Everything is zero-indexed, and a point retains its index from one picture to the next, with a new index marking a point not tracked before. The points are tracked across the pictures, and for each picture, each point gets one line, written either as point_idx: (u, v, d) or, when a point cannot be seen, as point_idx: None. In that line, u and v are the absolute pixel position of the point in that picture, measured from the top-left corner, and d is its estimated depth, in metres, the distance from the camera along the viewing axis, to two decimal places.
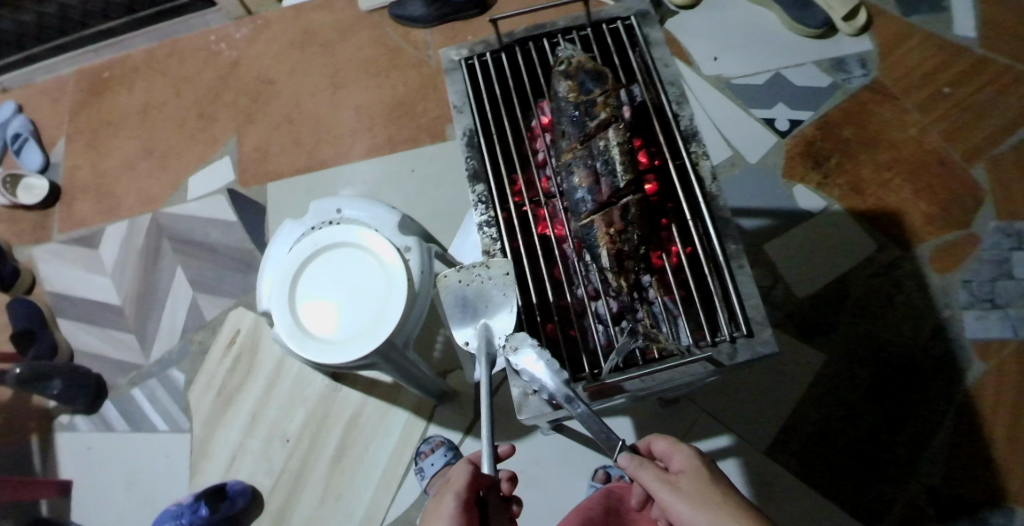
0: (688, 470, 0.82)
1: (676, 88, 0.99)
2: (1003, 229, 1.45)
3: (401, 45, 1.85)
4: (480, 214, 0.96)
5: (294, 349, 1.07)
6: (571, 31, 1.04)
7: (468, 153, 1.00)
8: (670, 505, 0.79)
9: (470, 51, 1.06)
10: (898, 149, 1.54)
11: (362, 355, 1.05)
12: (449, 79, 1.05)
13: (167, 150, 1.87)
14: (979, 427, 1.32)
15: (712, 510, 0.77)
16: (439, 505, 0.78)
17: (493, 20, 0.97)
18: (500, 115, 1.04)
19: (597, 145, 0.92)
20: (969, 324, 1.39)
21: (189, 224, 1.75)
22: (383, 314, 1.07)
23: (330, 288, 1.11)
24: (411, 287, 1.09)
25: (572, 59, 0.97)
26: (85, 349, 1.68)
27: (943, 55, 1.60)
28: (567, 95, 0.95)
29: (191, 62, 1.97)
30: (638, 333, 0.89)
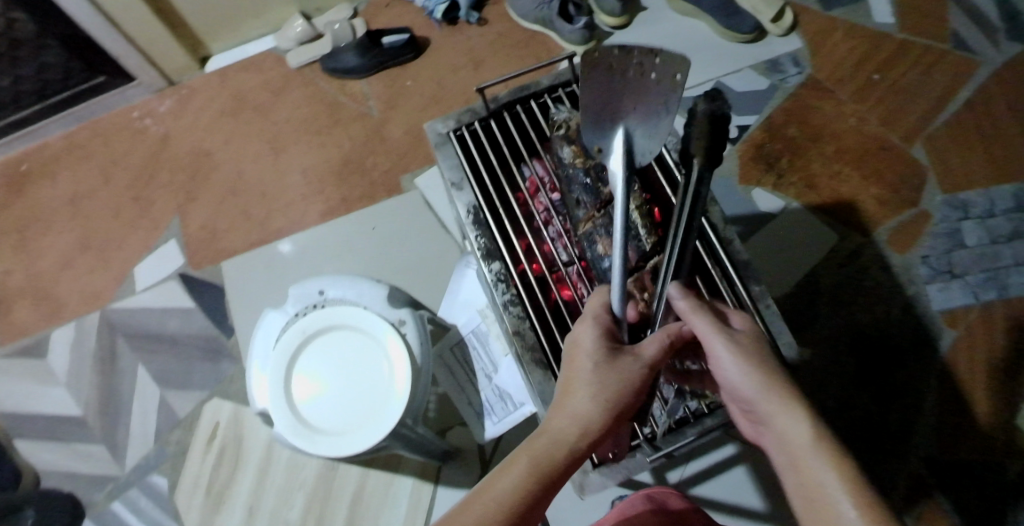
0: (747, 334, 0.84)
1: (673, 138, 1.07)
2: (948, 201, 1.53)
3: (339, 99, 1.81)
4: (502, 294, 0.95)
5: (303, 449, 1.01)
6: (557, 89, 1.07)
7: (478, 232, 0.99)
8: (730, 355, 0.80)
9: (457, 121, 1.06)
10: (843, 138, 1.61)
11: (377, 441, 0.99)
12: (441, 153, 1.03)
13: (105, 240, 1.75)
14: (961, 392, 1.38)
15: (759, 373, 0.79)
16: (618, 358, 0.79)
17: (481, 90, 0.99)
18: (500, 186, 1.05)
19: (616, 212, 0.95)
20: (934, 296, 1.46)
21: (142, 317, 1.64)
22: (390, 393, 1.02)
23: (327, 374, 1.06)
24: (415, 361, 1.05)
25: (571, 122, 1.00)
26: (51, 468, 1.56)
27: (868, 43, 1.69)
28: (574, 161, 0.98)
29: (116, 142, 1.85)
30: (683, 391, 0.96)
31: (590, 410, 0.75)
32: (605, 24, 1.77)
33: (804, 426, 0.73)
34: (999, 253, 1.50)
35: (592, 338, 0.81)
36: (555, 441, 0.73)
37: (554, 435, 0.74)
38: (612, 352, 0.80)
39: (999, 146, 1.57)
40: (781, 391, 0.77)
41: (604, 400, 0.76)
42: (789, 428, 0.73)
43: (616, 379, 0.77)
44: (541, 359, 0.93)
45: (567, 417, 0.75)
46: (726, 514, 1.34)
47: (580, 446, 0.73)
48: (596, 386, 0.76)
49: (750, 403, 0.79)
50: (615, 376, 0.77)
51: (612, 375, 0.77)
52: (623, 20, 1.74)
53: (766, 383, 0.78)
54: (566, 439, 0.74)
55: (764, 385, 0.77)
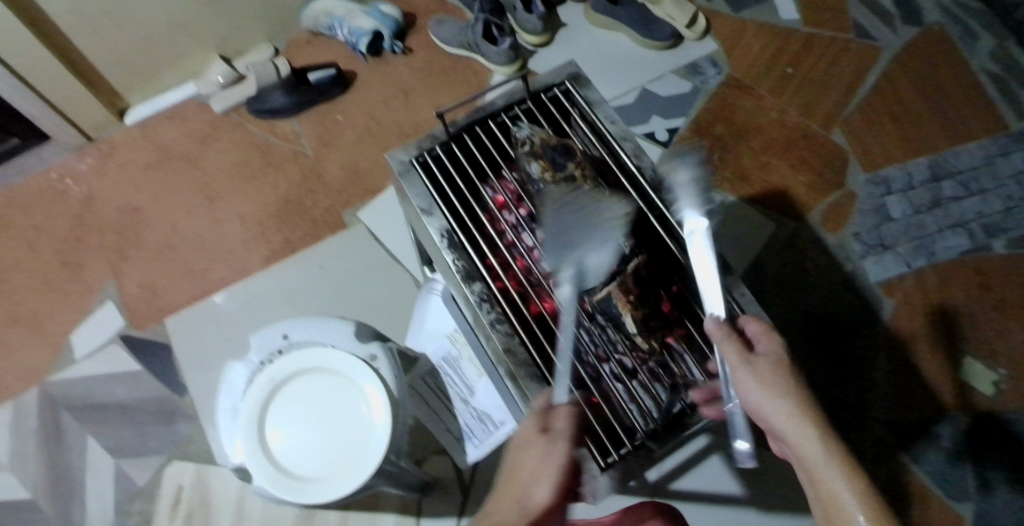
0: (773, 359, 0.81)
1: (630, 142, 1.04)
2: (870, 180, 1.63)
3: (271, 140, 1.78)
4: (488, 313, 0.94)
5: (287, 500, 0.96)
6: (513, 107, 1.07)
7: (454, 255, 0.97)
8: (761, 388, 0.79)
9: (418, 148, 1.05)
10: (767, 131, 1.70)
11: (365, 480, 0.95)
12: (407, 182, 1.02)
13: (34, 311, 1.64)
14: (906, 354, 1.46)
15: (784, 402, 0.77)
16: (551, 441, 0.77)
17: (441, 114, 0.97)
18: (469, 206, 1.03)
19: None
20: (870, 269, 1.55)
21: (85, 387, 1.55)
22: (370, 431, 0.98)
23: (303, 422, 1.01)
24: (392, 394, 1.01)
25: (534, 138, 1.00)
26: None
27: (777, 40, 1.80)
28: (542, 174, 0.97)
29: (35, 207, 1.75)
30: (679, 387, 0.92)
31: (529, 501, 0.74)
32: (528, 43, 1.84)
33: (819, 449, 0.74)
34: (924, 221, 1.59)
35: (531, 426, 0.79)
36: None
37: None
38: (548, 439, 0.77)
39: (907, 123, 1.69)
40: (815, 424, 0.76)
41: (544, 489, 0.74)
42: (821, 469, 0.73)
43: (553, 468, 0.75)
44: (536, 372, 0.91)
45: (509, 505, 0.74)
46: (708, 504, 1.36)
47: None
48: (530, 471, 0.76)
49: (774, 429, 0.79)
50: (553, 465, 0.76)
51: (541, 458, 0.76)
52: (544, 39, 1.81)
53: (801, 413, 0.77)
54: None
55: (798, 416, 0.76)
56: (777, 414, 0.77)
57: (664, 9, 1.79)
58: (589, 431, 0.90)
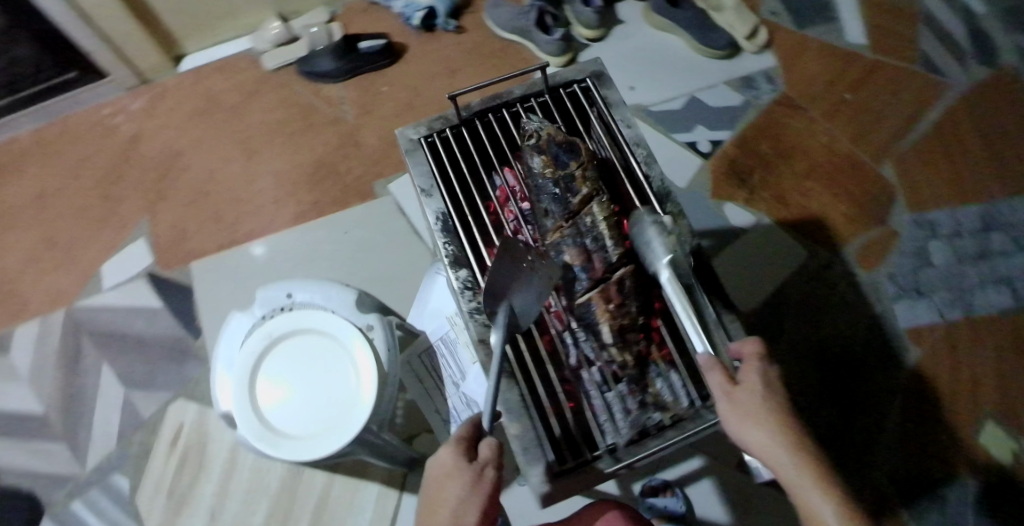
0: (758, 390, 0.79)
1: (642, 149, 1.01)
2: (916, 220, 1.56)
3: (314, 103, 1.81)
4: (468, 302, 0.94)
5: (267, 453, 0.97)
6: (530, 98, 1.06)
7: (445, 240, 0.98)
8: (744, 425, 0.78)
9: (428, 128, 1.06)
10: (813, 156, 1.64)
11: (344, 445, 0.96)
12: (412, 160, 1.03)
13: (71, 238, 1.72)
14: (924, 406, 1.40)
15: (768, 433, 0.77)
16: (478, 473, 0.80)
17: (452, 97, 0.98)
18: (469, 191, 1.03)
19: (585, 223, 0.94)
20: (901, 313, 1.48)
21: (108, 316, 1.61)
22: (356, 399, 0.99)
23: (292, 381, 1.02)
24: (382, 366, 1.02)
25: (541, 131, 0.97)
26: (8, 467, 1.51)
27: (838, 63, 1.73)
28: (543, 171, 0.95)
29: (86, 139, 1.82)
30: (648, 404, 0.90)
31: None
32: (581, 36, 1.81)
33: (803, 477, 0.75)
34: (967, 272, 1.51)
35: (451, 457, 0.82)
36: None
37: None
38: (469, 468, 0.80)
39: (964, 166, 1.60)
40: (798, 452, 0.76)
41: (470, 515, 0.78)
42: (803, 498, 0.75)
43: (476, 494, 0.79)
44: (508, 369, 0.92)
45: None
46: None
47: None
48: (460, 501, 0.78)
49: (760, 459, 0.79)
50: (474, 492, 0.79)
51: (473, 491, 0.79)
52: (599, 33, 1.78)
53: (786, 442, 0.76)
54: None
55: (782, 447, 0.76)
56: (762, 450, 0.77)
57: (726, 18, 1.76)
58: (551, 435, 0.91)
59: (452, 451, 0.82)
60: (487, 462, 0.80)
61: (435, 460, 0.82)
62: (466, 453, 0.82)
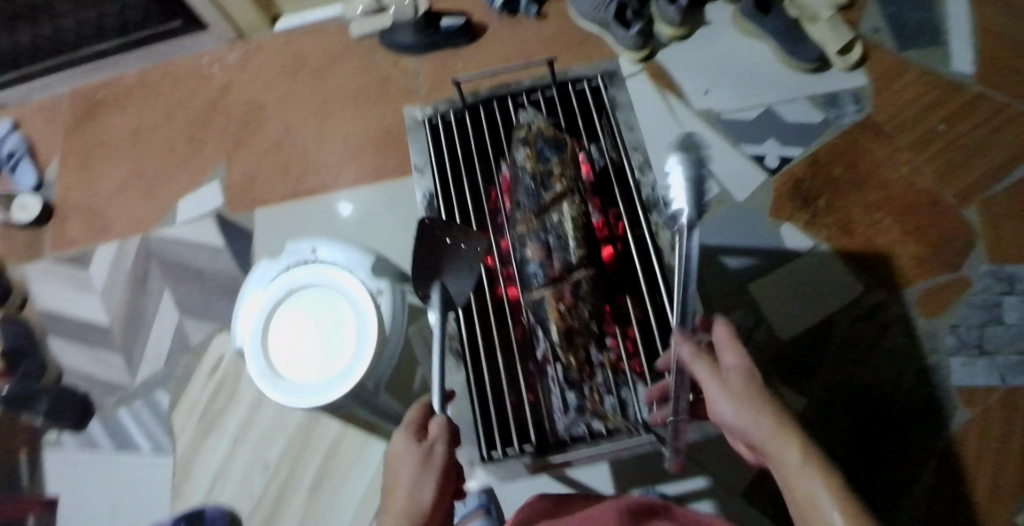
0: (741, 371, 0.76)
1: (639, 154, 1.01)
2: (994, 272, 1.43)
3: (391, 72, 1.85)
4: None
5: (266, 391, 1.07)
6: (536, 91, 1.09)
7: (429, 218, 1.03)
8: (731, 401, 0.74)
9: (435, 110, 1.11)
10: (889, 187, 1.52)
11: (333, 397, 1.03)
12: (413, 138, 1.10)
13: (157, 173, 1.85)
14: (962, 472, 1.29)
15: (756, 409, 0.72)
16: (428, 451, 0.80)
17: (459, 81, 1.03)
18: (459, 173, 1.07)
19: (552, 218, 0.94)
20: (956, 370, 1.37)
21: (177, 247, 1.73)
22: (352, 357, 1.06)
23: (300, 330, 1.11)
24: (382, 330, 1.08)
25: (532, 125, 1.01)
26: (74, 368, 1.68)
27: (939, 92, 1.59)
28: (525, 163, 0.99)
29: (185, 84, 1.95)
30: (587, 410, 0.91)
31: (410, 504, 0.75)
32: (662, 35, 1.73)
33: (799, 459, 0.68)
34: None
35: (403, 441, 0.82)
36: None
37: None
38: (419, 448, 0.80)
39: None
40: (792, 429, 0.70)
41: (426, 493, 0.77)
42: (801, 482, 0.67)
43: (428, 472, 0.78)
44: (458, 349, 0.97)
45: (392, 517, 0.75)
46: None
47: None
48: (414, 482, 0.77)
49: (753, 444, 0.73)
50: (427, 469, 0.79)
51: (426, 469, 0.78)
52: (681, 33, 1.70)
53: (777, 420, 0.71)
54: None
55: (776, 423, 0.71)
56: (752, 426, 0.72)
57: (818, 30, 1.64)
58: (498, 421, 0.93)
59: (404, 435, 0.83)
60: (436, 438, 0.81)
61: (392, 451, 0.82)
62: (416, 433, 0.82)
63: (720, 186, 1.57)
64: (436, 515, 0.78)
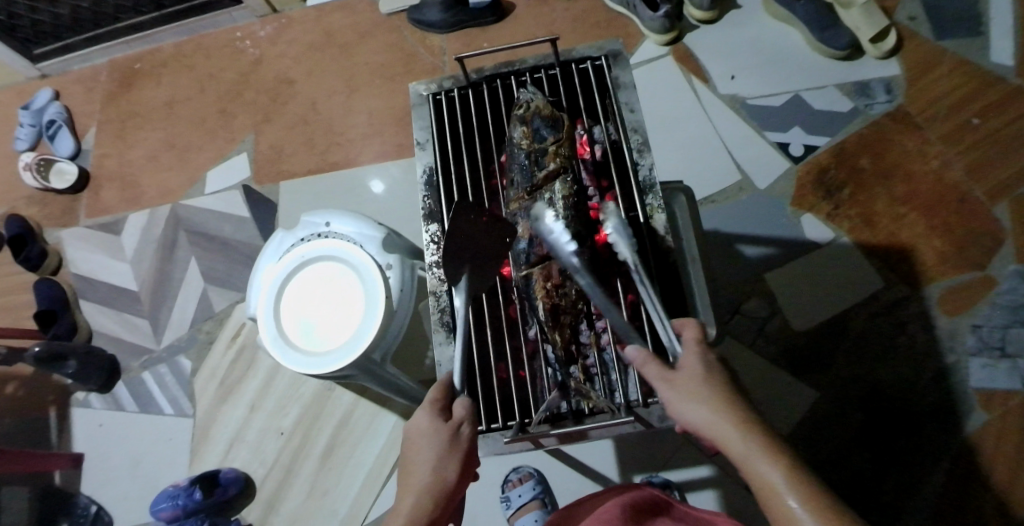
0: (696, 372, 0.76)
1: (639, 135, 0.96)
2: (1021, 273, 1.38)
3: (417, 51, 1.84)
4: (431, 255, 0.96)
5: (275, 357, 1.10)
6: (539, 70, 1.03)
7: (426, 194, 1.00)
8: (684, 405, 0.74)
9: (439, 86, 1.06)
10: (917, 180, 1.48)
11: (338, 367, 1.06)
12: (415, 114, 1.05)
13: (188, 144, 1.90)
14: (974, 476, 1.27)
15: (716, 412, 0.72)
16: (454, 431, 0.80)
17: (460, 59, 0.96)
18: (460, 152, 1.04)
19: (542, 198, 0.93)
20: (974, 371, 1.33)
21: (204, 217, 1.78)
22: (357, 329, 1.09)
23: (310, 301, 1.15)
24: (388, 303, 1.10)
25: (531, 103, 0.96)
26: (103, 330, 1.75)
27: (975, 84, 1.53)
28: (520, 142, 0.96)
29: (217, 57, 1.98)
30: (569, 390, 0.90)
31: (434, 482, 0.76)
32: (691, 17, 1.70)
33: (760, 457, 0.68)
34: None
35: (427, 419, 0.81)
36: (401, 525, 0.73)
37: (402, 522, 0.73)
38: (445, 428, 0.80)
39: None
40: (746, 423, 0.71)
41: (450, 471, 0.77)
42: (759, 474, 0.68)
43: (454, 453, 0.78)
44: (448, 322, 0.93)
45: (412, 494, 0.75)
46: None
47: (433, 515, 0.73)
48: (437, 460, 0.77)
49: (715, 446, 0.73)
50: (452, 449, 0.78)
51: (450, 449, 0.78)
52: (711, 16, 1.67)
53: (731, 415, 0.72)
54: (418, 513, 0.73)
55: (730, 419, 0.71)
56: (706, 426, 0.72)
57: (851, 16, 1.59)
58: (484, 394, 0.94)
59: (427, 414, 0.81)
60: (462, 419, 0.80)
61: (412, 424, 0.81)
62: (441, 412, 0.81)
63: (742, 173, 1.55)
64: (457, 494, 0.78)
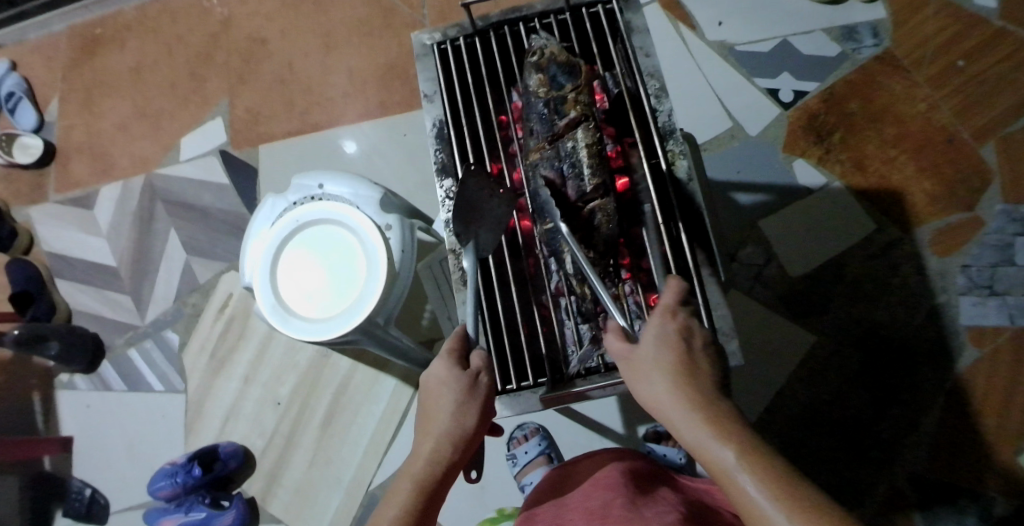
0: (657, 344, 0.75)
1: (656, 80, 0.95)
2: (1008, 212, 1.40)
3: (394, 3, 1.75)
4: (446, 212, 0.95)
5: (276, 326, 1.08)
6: (548, 15, 1.00)
7: (438, 147, 0.99)
8: (639, 382, 0.74)
9: (443, 35, 1.03)
10: (906, 124, 1.49)
11: (343, 331, 1.05)
12: (421, 65, 1.03)
13: (159, 111, 1.81)
14: (967, 410, 1.31)
15: (673, 391, 0.71)
16: (473, 381, 0.80)
17: (465, 5, 0.90)
18: (471, 102, 1.01)
19: (565, 147, 0.90)
20: (966, 309, 1.36)
21: (182, 186, 1.71)
22: (361, 292, 1.07)
23: (309, 267, 1.11)
24: (391, 265, 1.08)
25: (544, 49, 0.92)
26: (83, 310, 1.69)
27: (961, 25, 1.53)
28: (537, 90, 0.93)
29: (183, 18, 1.87)
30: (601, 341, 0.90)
31: (453, 427, 0.76)
32: None
33: (715, 438, 0.66)
34: None
35: (444, 368, 0.81)
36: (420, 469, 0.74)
37: (422, 465, 0.74)
38: (464, 377, 0.80)
39: None
40: (695, 398, 0.70)
41: (469, 419, 0.77)
42: (704, 448, 0.67)
43: (472, 401, 0.78)
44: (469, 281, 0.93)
45: (428, 441, 0.76)
46: None
47: (452, 459, 0.74)
48: (455, 407, 0.77)
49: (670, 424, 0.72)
50: (471, 396, 0.78)
51: (471, 395, 0.78)
52: None
53: (682, 387, 0.71)
54: (438, 458, 0.74)
55: (680, 396, 0.70)
56: (657, 399, 0.71)
57: None
58: (512, 350, 0.93)
59: (445, 363, 0.82)
60: (480, 368, 0.80)
61: (428, 375, 0.82)
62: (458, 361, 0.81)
63: (732, 122, 1.54)
64: (478, 439, 0.79)
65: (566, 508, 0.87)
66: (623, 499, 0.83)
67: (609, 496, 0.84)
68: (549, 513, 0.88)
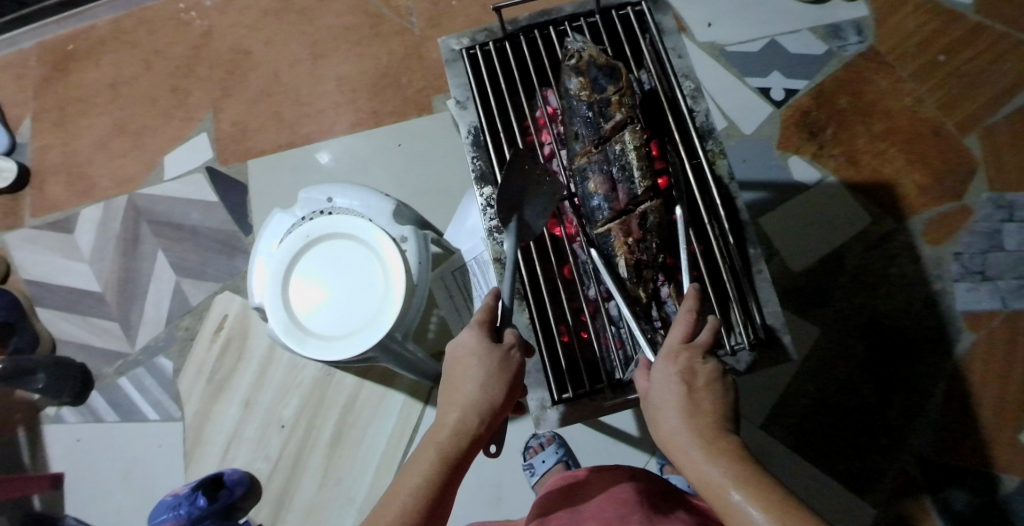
0: (665, 389, 0.75)
1: (690, 81, 0.99)
2: (994, 200, 1.45)
3: (382, 12, 1.72)
4: (489, 219, 0.98)
5: (293, 349, 1.05)
6: (579, 18, 1.02)
7: (475, 155, 1.01)
8: (654, 421, 0.76)
9: (472, 40, 1.04)
10: (894, 117, 1.53)
11: (365, 350, 1.03)
12: (451, 71, 1.04)
13: (140, 128, 1.75)
14: (969, 395, 1.35)
15: (684, 438, 0.72)
16: (504, 355, 0.81)
17: (496, 9, 0.95)
18: (504, 107, 1.04)
19: (613, 150, 0.93)
20: (961, 295, 1.41)
21: (168, 205, 1.66)
22: (380, 309, 1.05)
23: (320, 282, 1.08)
24: (410, 278, 1.06)
25: (583, 52, 0.95)
26: (68, 338, 1.62)
27: (939, 21, 1.58)
28: (579, 93, 0.95)
29: (160, 31, 1.81)
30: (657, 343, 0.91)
31: (482, 398, 0.78)
32: None
33: (727, 486, 0.68)
34: None
35: (476, 339, 0.82)
36: (446, 435, 0.76)
37: (449, 430, 0.76)
38: (495, 350, 0.81)
39: None
40: (706, 442, 0.71)
41: (496, 390, 0.79)
42: (718, 497, 0.69)
43: (503, 374, 0.79)
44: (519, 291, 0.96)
45: (455, 409, 0.77)
46: None
47: (479, 431, 0.76)
48: (484, 377, 0.79)
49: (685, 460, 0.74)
50: (501, 369, 0.80)
51: (501, 369, 0.80)
52: None
53: (692, 434, 0.72)
54: (465, 428, 0.76)
55: (691, 441, 0.72)
56: (670, 442, 0.73)
57: None
58: (566, 363, 0.95)
59: (475, 334, 0.83)
60: (513, 344, 0.82)
61: (458, 340, 0.83)
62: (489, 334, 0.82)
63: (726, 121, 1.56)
64: (505, 411, 0.80)
65: (582, 515, 0.89)
66: (639, 515, 0.85)
67: (625, 511, 0.87)
68: (565, 519, 0.90)
